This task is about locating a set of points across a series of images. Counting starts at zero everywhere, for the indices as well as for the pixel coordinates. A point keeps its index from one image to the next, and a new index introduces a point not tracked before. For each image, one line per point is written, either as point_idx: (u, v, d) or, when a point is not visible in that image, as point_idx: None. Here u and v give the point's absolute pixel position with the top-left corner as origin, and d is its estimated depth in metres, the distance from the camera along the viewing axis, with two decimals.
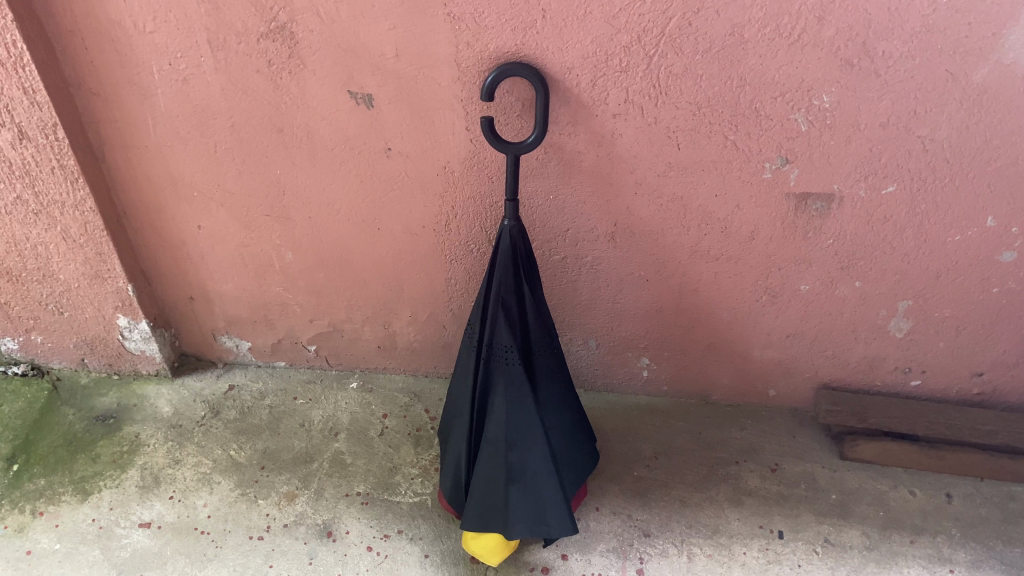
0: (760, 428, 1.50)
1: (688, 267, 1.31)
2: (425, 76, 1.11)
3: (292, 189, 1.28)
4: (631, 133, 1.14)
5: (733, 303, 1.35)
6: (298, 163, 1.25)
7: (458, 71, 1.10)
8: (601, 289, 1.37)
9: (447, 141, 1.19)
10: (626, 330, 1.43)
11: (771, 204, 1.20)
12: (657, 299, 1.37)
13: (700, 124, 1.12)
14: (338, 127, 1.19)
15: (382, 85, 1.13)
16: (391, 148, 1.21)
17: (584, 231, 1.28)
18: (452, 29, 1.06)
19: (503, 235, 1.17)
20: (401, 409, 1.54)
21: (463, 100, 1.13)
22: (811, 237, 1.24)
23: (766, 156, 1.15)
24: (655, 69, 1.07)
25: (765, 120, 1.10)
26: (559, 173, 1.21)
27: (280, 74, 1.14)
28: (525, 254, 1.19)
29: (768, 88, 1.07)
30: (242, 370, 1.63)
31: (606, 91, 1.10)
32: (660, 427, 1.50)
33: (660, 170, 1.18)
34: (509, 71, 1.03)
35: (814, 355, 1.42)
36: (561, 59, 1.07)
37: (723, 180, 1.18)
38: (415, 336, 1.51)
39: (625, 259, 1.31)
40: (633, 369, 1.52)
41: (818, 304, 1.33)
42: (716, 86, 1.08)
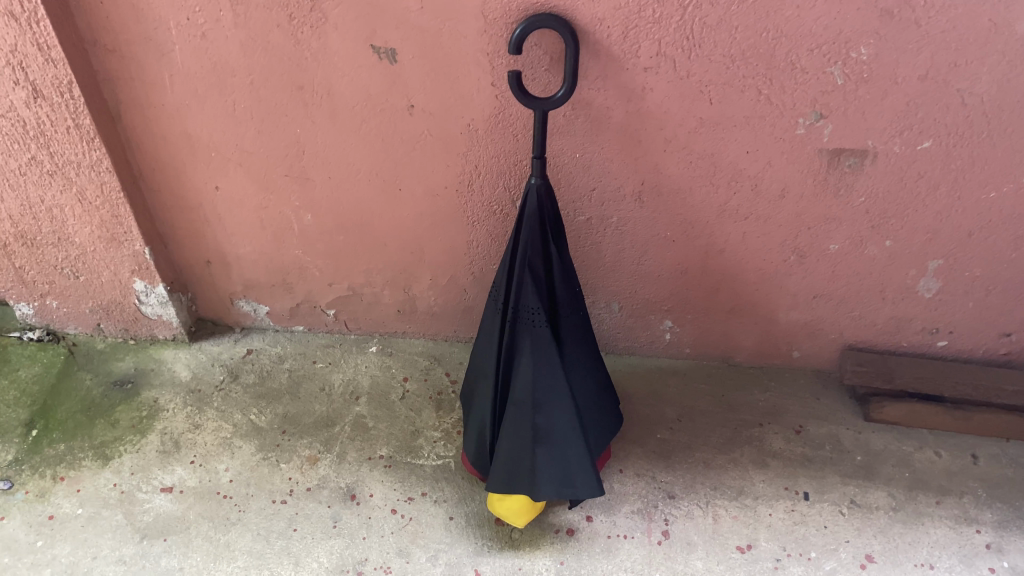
0: (784, 390, 1.49)
1: (715, 226, 1.29)
2: (451, 29, 1.09)
3: (311, 148, 1.26)
4: (661, 88, 1.12)
5: (760, 263, 1.33)
6: (318, 122, 1.22)
7: (485, 24, 1.07)
8: (625, 250, 1.35)
9: (471, 98, 1.16)
10: (650, 292, 1.41)
11: (802, 160, 1.18)
12: (682, 260, 1.35)
13: (732, 79, 1.09)
14: (360, 84, 1.16)
15: (406, 39, 1.10)
16: (414, 105, 1.18)
17: (609, 190, 1.26)
18: None
19: (530, 196, 1.14)
20: (422, 372, 1.53)
21: (489, 54, 1.10)
22: (842, 194, 1.21)
23: (800, 111, 1.12)
24: (688, 20, 1.04)
25: (800, 73, 1.08)
26: (586, 131, 1.18)
27: (301, 28, 1.11)
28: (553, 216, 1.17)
29: (804, 39, 1.04)
30: (259, 335, 1.62)
31: (637, 44, 1.07)
32: (683, 390, 1.49)
33: (691, 126, 1.16)
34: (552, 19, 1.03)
35: (841, 317, 1.40)
36: (591, 11, 1.04)
37: (755, 136, 1.16)
38: (435, 299, 1.49)
39: (651, 219, 1.29)
40: (654, 332, 1.49)
41: (846, 264, 1.31)
42: (751, 38, 1.05)
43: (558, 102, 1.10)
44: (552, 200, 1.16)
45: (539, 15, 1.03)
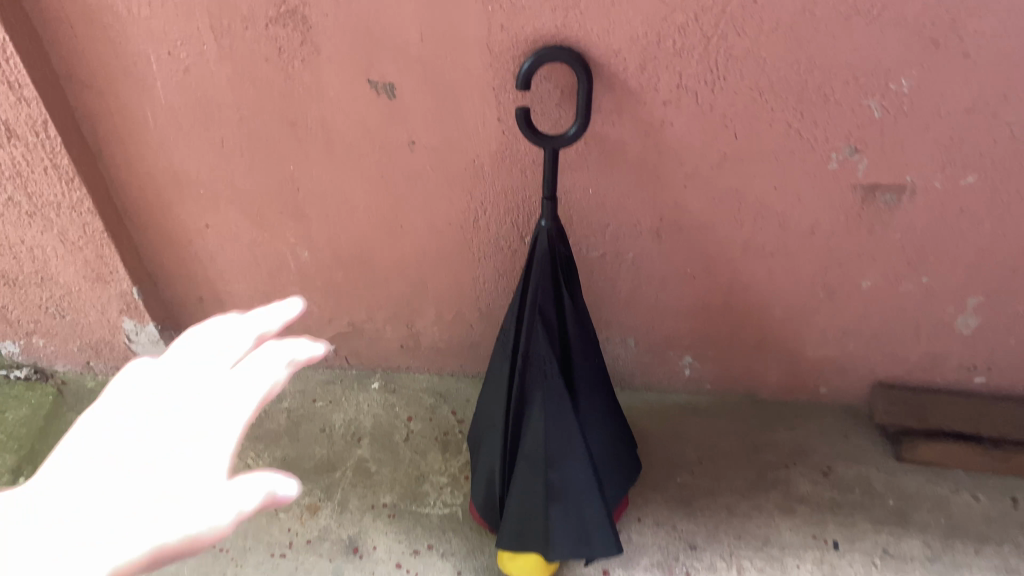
0: (811, 428, 1.41)
1: (739, 262, 1.20)
2: (454, 62, 1.00)
3: (306, 184, 1.17)
4: (682, 122, 1.03)
5: (787, 300, 1.25)
6: (313, 159, 1.13)
7: (490, 57, 0.99)
8: (642, 287, 1.26)
9: (476, 133, 1.08)
10: (669, 329, 1.33)
11: (834, 196, 1.09)
12: (703, 296, 1.26)
13: (760, 112, 1.01)
14: (356, 118, 1.08)
15: (406, 73, 1.02)
16: (414, 140, 1.10)
17: (625, 226, 1.17)
18: (485, 11, 0.94)
19: (541, 239, 1.06)
20: (427, 411, 1.44)
21: (496, 87, 1.02)
22: (876, 231, 1.13)
23: (833, 146, 1.03)
24: (712, 51, 0.95)
25: (834, 106, 0.99)
26: (600, 166, 1.10)
27: (291, 62, 1.02)
28: (565, 259, 1.08)
29: (839, 71, 0.95)
30: None
31: (656, 76, 0.98)
32: (703, 428, 1.41)
33: (714, 161, 1.07)
34: (563, 50, 0.95)
35: (872, 353, 1.32)
36: (606, 42, 0.95)
37: (783, 171, 1.07)
38: (440, 335, 1.41)
39: (670, 255, 1.20)
40: (673, 368, 1.40)
41: (879, 300, 1.23)
42: (781, 70, 0.96)
43: (570, 138, 1.01)
44: (564, 241, 1.08)
45: (549, 46, 0.96)
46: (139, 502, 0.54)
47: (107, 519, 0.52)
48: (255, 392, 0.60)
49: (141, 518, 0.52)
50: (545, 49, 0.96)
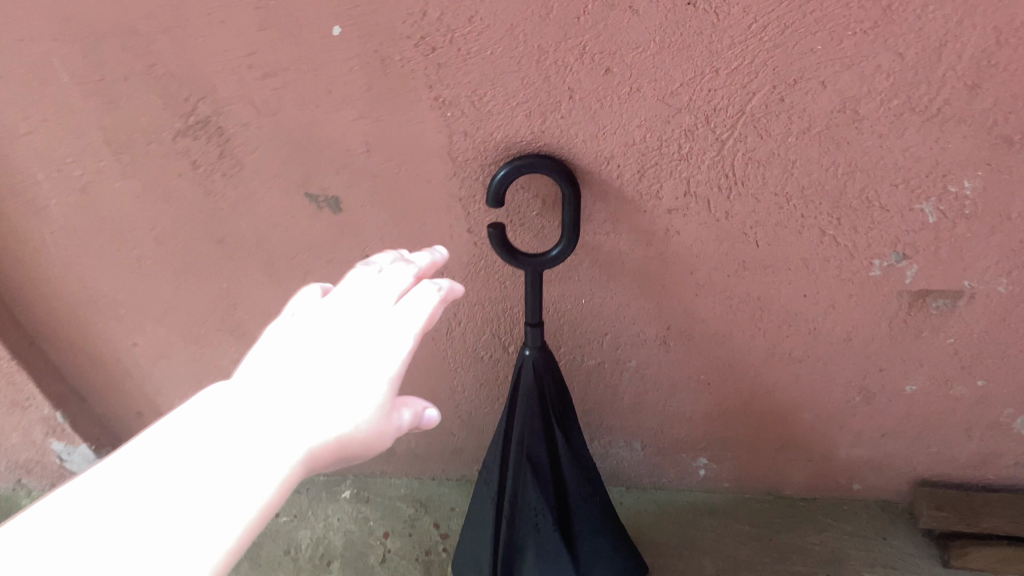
0: (844, 529, 1.23)
1: (762, 369, 1.02)
2: (410, 173, 0.81)
3: (245, 303, 0.98)
4: (691, 230, 0.84)
5: (817, 404, 1.07)
6: (249, 277, 0.95)
7: (454, 166, 0.80)
8: (648, 394, 1.08)
9: (443, 246, 0.89)
10: (679, 433, 1.15)
11: (876, 302, 0.91)
12: (720, 402, 1.08)
13: (787, 218, 0.82)
14: (297, 234, 0.89)
15: (351, 185, 0.83)
16: (368, 255, 0.91)
17: (626, 336, 0.99)
18: (443, 117, 0.75)
19: (525, 371, 0.88)
20: (406, 525, 1.26)
21: (463, 198, 0.83)
22: (925, 335, 0.95)
23: (875, 251, 0.85)
24: (729, 154, 0.76)
25: (878, 210, 0.80)
26: (593, 277, 0.91)
27: (210, 177, 0.83)
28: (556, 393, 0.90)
29: (886, 172, 0.77)
30: None
31: (659, 183, 0.79)
32: (722, 535, 1.24)
33: (731, 269, 0.88)
34: (541, 164, 0.76)
35: (915, 453, 1.14)
36: (595, 148, 0.77)
37: (814, 278, 0.89)
38: (417, 442, 1.23)
39: (680, 363, 1.02)
40: (685, 469, 1.23)
41: (924, 403, 1.05)
42: (813, 173, 0.77)
43: (559, 259, 0.83)
44: (554, 372, 0.89)
45: (523, 159, 0.76)
46: (283, 447, 0.48)
47: (227, 456, 0.46)
48: (400, 348, 0.56)
49: (283, 456, 0.48)
50: (518, 163, 0.76)
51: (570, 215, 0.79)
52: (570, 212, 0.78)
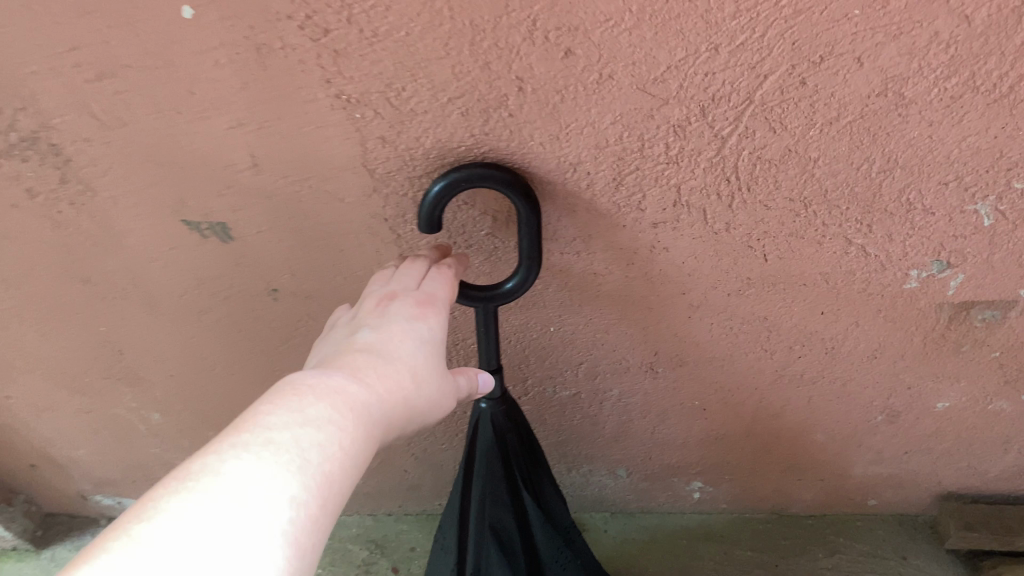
0: (858, 549, 1.09)
1: (767, 391, 0.86)
2: (317, 191, 0.62)
3: (134, 347, 0.80)
4: (683, 246, 0.66)
5: (831, 425, 0.91)
6: (133, 318, 0.76)
7: (373, 181, 0.61)
8: (633, 422, 0.92)
9: (370, 274, 0.70)
10: (671, 458, 0.99)
11: (908, 317, 0.74)
12: (717, 426, 0.92)
13: (804, 228, 0.64)
14: (184, 269, 0.70)
15: (243, 208, 0.64)
16: (278, 289, 0.72)
17: (605, 363, 0.82)
18: (351, 121, 0.56)
19: (481, 428, 0.71)
20: (359, 570, 1.09)
21: (389, 219, 0.64)
22: (965, 351, 0.78)
23: (912, 261, 0.68)
24: (731, 154, 0.58)
25: (920, 214, 0.63)
26: (561, 301, 0.74)
27: (58, 206, 0.64)
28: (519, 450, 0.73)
29: (933, 169, 0.59)
30: None
31: (640, 192, 0.61)
32: (721, 563, 1.09)
33: (732, 288, 0.71)
34: (485, 176, 0.57)
35: (942, 469, 0.99)
36: (556, 152, 0.58)
37: (835, 294, 0.71)
38: (367, 480, 1.06)
39: (670, 389, 0.86)
40: (678, 493, 1.07)
41: (957, 420, 0.89)
42: (839, 173, 0.60)
43: (519, 293, 0.64)
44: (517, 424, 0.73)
45: (459, 172, 0.57)
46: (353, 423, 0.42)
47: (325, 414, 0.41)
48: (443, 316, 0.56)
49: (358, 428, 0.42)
50: (453, 177, 0.57)
51: (528, 238, 0.60)
52: (528, 235, 0.60)
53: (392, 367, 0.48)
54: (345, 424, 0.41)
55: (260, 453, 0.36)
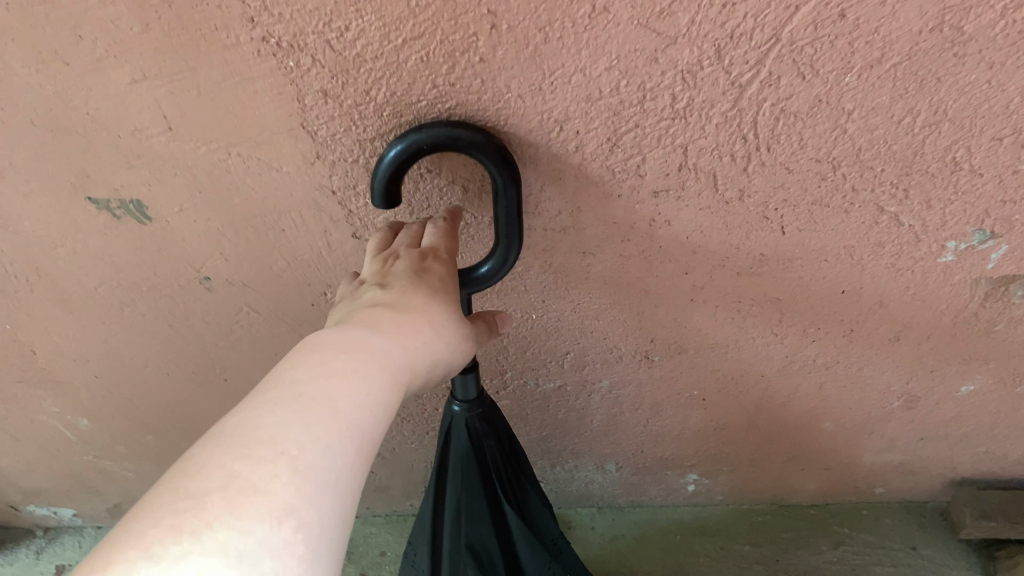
0: (864, 540, 1.01)
1: (774, 379, 0.76)
2: (248, 160, 0.51)
3: (47, 347, 0.68)
4: (686, 218, 0.56)
5: (843, 413, 0.82)
6: (41, 314, 0.64)
7: (316, 147, 0.50)
8: (624, 415, 0.82)
9: (319, 259, 0.60)
10: (665, 451, 0.90)
11: (940, 295, 0.65)
12: (717, 416, 0.83)
13: (830, 194, 0.55)
14: (97, 256, 0.59)
15: (160, 182, 0.53)
16: (211, 276, 0.61)
17: (594, 352, 0.72)
18: (284, 71, 0.45)
19: (456, 434, 0.61)
20: None
21: (339, 192, 0.54)
22: (998, 330, 0.69)
23: (951, 232, 0.58)
24: (749, 106, 0.48)
25: (966, 177, 0.53)
26: (544, 284, 0.63)
27: None
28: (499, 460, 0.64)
29: (988, 121, 0.49)
30: (73, 540, 1.05)
31: (640, 154, 0.51)
32: (718, 559, 1.00)
33: (742, 266, 0.61)
34: (452, 138, 0.46)
35: (957, 455, 0.91)
36: (540, 106, 0.48)
37: (859, 271, 0.62)
38: None
39: (666, 379, 0.76)
40: (671, 486, 0.99)
41: (981, 405, 0.81)
42: (877, 128, 0.50)
43: (501, 275, 0.54)
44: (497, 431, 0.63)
45: (420, 133, 0.47)
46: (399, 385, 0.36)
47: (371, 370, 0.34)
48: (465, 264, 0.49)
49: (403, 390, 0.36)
50: (413, 140, 0.47)
51: (509, 211, 0.50)
52: (508, 207, 0.50)
53: (420, 312, 0.41)
54: (388, 373, 0.34)
55: (301, 402, 0.30)
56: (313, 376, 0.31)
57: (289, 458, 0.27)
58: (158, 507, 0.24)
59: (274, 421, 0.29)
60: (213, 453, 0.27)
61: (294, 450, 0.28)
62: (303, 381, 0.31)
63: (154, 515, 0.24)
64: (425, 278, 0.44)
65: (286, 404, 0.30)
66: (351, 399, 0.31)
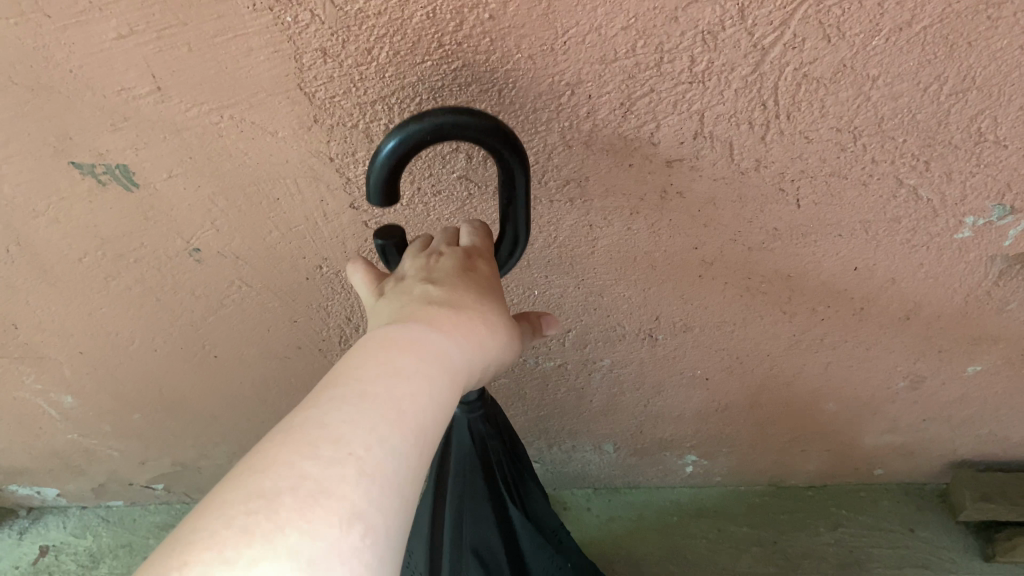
0: (862, 521, 1.00)
1: (779, 359, 0.75)
2: (241, 124, 0.49)
3: (28, 320, 0.65)
4: (698, 190, 0.54)
5: (847, 393, 0.81)
6: (22, 286, 0.61)
7: (314, 110, 0.48)
8: (625, 395, 0.80)
9: (315, 230, 0.57)
10: (664, 432, 0.88)
11: (954, 272, 0.63)
12: (719, 396, 0.81)
13: (849, 165, 0.52)
14: (80, 226, 0.56)
15: (148, 147, 0.50)
16: (201, 248, 0.59)
17: (597, 330, 0.70)
18: (282, 26, 0.43)
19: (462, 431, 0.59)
20: None
21: (338, 159, 0.51)
22: (1010, 310, 0.68)
23: (970, 207, 0.56)
24: (769, 71, 0.46)
25: (990, 149, 0.51)
26: (548, 259, 0.61)
27: None
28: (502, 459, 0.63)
29: (1017, 90, 0.47)
30: (58, 520, 1.02)
31: (654, 120, 0.49)
32: (715, 541, 0.99)
33: (753, 241, 0.59)
34: (459, 126, 0.41)
35: (959, 437, 0.90)
36: (551, 68, 0.45)
37: (873, 247, 0.60)
38: None
39: (669, 359, 0.74)
40: (669, 467, 0.97)
41: (987, 386, 0.80)
42: (902, 96, 0.48)
43: (509, 265, 0.50)
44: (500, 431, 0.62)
45: (420, 122, 0.41)
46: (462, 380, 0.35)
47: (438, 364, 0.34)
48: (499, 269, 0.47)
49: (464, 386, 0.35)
50: (414, 131, 0.41)
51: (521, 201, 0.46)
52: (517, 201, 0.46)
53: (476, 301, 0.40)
54: (451, 374, 0.34)
55: (368, 403, 0.30)
56: (379, 378, 0.31)
57: (356, 460, 0.28)
58: (227, 505, 0.25)
59: (342, 423, 0.29)
60: (283, 454, 0.27)
61: (361, 452, 0.28)
62: (368, 383, 0.31)
63: (226, 515, 0.25)
64: (472, 274, 0.43)
65: (353, 407, 0.30)
66: (417, 399, 0.31)
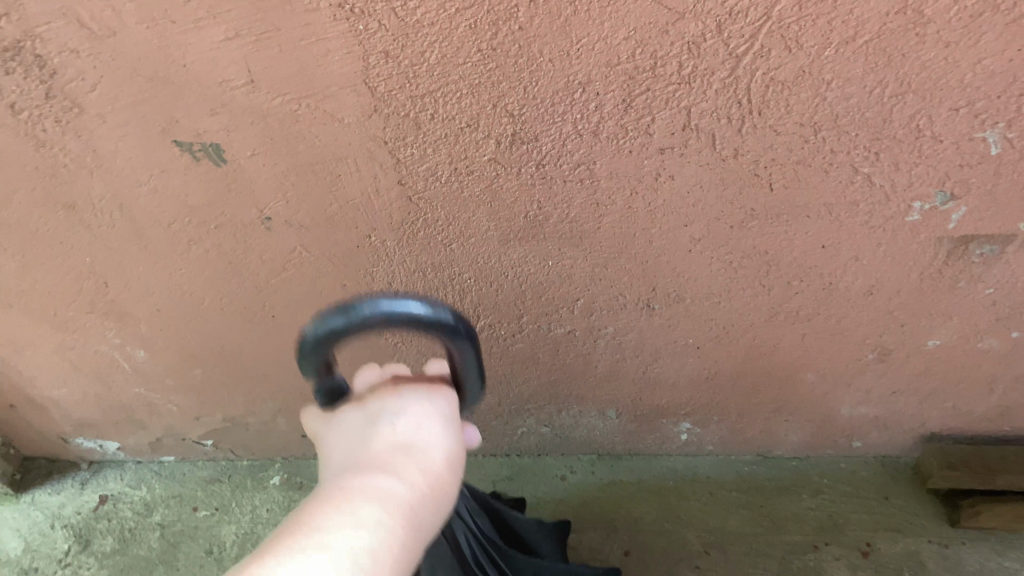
0: (840, 489, 1.11)
1: (762, 330, 0.85)
2: (315, 111, 0.60)
3: (117, 279, 0.77)
4: (687, 174, 0.65)
5: (822, 364, 0.91)
6: (117, 248, 0.73)
7: (375, 100, 0.59)
8: (626, 362, 0.91)
9: (368, 203, 0.68)
10: (661, 399, 0.99)
11: (909, 252, 0.74)
12: (710, 365, 0.92)
13: (812, 154, 0.63)
14: (174, 196, 0.67)
15: (237, 129, 0.61)
16: (272, 217, 0.70)
17: (602, 299, 0.81)
18: (356, 33, 0.54)
19: None
20: None
21: (391, 142, 0.62)
22: (960, 287, 0.78)
23: (917, 192, 0.67)
24: (743, 75, 0.57)
25: (929, 142, 0.62)
26: (561, 233, 0.72)
27: (40, 123, 0.61)
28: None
29: (946, 93, 0.58)
30: (115, 472, 1.15)
31: (650, 114, 0.60)
32: (708, 504, 1.10)
33: (735, 220, 0.70)
34: (385, 321, 0.45)
35: (926, 410, 1.00)
36: (567, 70, 0.57)
37: (837, 227, 0.71)
38: None
39: (664, 328, 0.85)
40: (666, 434, 1.08)
41: (947, 359, 0.90)
42: (852, 97, 0.58)
43: (472, 393, 0.54)
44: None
45: (347, 317, 0.45)
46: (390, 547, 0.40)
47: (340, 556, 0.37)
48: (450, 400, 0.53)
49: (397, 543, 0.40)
50: (341, 324, 0.45)
51: (468, 350, 0.50)
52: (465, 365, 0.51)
53: (435, 419, 0.50)
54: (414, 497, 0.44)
55: (352, 516, 0.40)
56: (357, 505, 0.41)
57: (347, 554, 0.38)
58: None
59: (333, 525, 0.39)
60: (277, 560, 0.36)
61: (350, 545, 0.38)
62: (351, 510, 0.40)
63: None
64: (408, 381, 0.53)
65: (338, 529, 0.39)
66: (392, 505, 0.42)
